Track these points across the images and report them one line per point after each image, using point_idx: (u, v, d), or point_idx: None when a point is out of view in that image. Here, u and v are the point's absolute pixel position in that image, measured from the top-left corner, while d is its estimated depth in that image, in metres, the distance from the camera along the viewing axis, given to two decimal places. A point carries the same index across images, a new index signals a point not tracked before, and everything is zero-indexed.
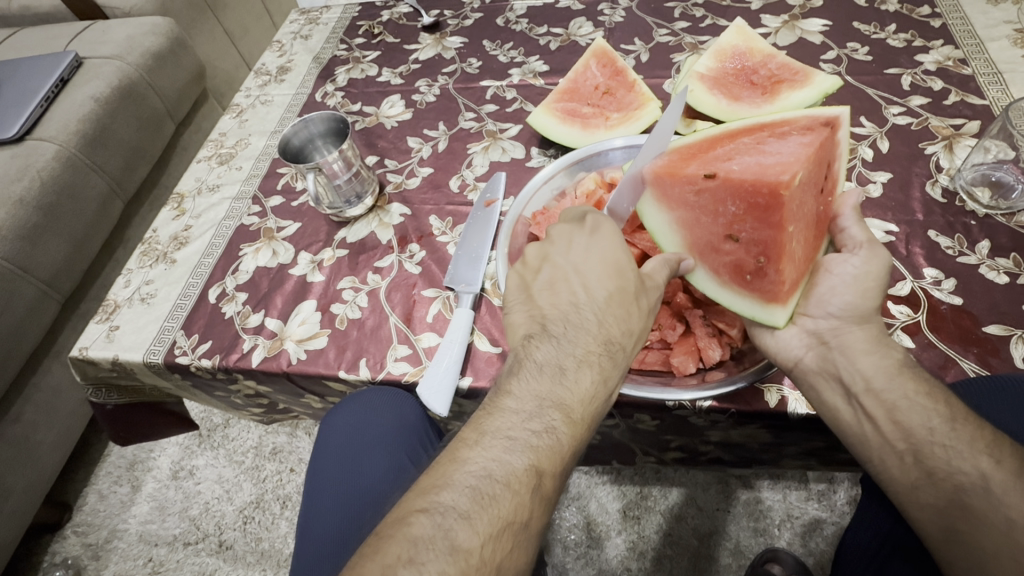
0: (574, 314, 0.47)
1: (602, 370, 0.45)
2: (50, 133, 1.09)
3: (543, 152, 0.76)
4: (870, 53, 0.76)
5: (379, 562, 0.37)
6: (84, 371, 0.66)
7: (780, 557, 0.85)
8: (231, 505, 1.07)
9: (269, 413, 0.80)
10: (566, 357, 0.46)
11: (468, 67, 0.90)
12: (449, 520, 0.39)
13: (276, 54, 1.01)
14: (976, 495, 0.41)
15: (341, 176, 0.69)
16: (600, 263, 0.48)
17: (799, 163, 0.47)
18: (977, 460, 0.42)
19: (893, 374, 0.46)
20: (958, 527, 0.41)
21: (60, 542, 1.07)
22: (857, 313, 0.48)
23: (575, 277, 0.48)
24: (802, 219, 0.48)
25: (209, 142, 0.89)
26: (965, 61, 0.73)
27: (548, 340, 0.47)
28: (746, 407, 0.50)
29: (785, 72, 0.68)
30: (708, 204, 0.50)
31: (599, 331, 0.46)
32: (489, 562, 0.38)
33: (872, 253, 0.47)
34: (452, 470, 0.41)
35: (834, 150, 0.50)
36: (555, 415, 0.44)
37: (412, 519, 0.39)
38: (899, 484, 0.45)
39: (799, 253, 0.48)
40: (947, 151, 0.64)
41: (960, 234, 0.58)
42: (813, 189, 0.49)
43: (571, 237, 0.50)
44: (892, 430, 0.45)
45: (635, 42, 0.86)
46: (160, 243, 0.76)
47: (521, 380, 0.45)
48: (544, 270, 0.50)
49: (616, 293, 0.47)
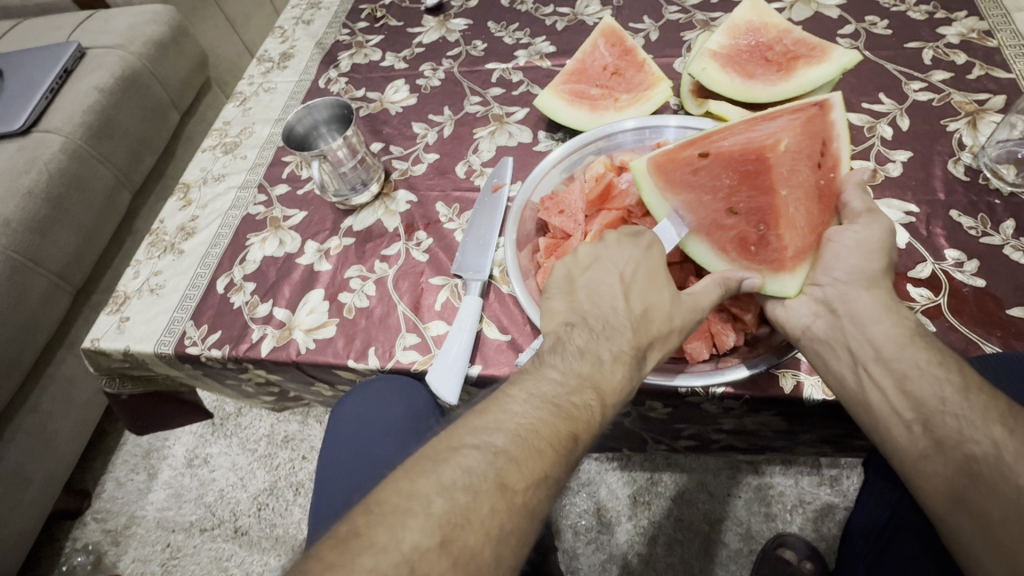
0: (612, 314, 0.46)
1: (629, 369, 0.44)
2: (55, 125, 1.08)
3: (551, 136, 0.75)
4: (890, 26, 0.73)
5: (433, 480, 0.36)
6: (96, 362, 0.67)
7: (791, 542, 0.84)
8: (245, 492, 1.08)
9: (281, 401, 0.81)
10: (600, 344, 0.44)
11: (473, 50, 0.88)
12: (503, 462, 0.37)
13: (278, 40, 0.99)
14: (986, 463, 0.40)
15: (346, 163, 0.68)
16: (651, 276, 0.46)
17: (785, 132, 0.51)
18: (989, 429, 0.40)
19: (904, 344, 0.44)
20: (966, 495, 0.40)
21: (80, 529, 1.09)
22: (864, 276, 0.46)
23: (621, 285, 0.46)
24: (799, 190, 0.50)
25: (214, 131, 0.88)
26: (991, 33, 0.70)
27: (586, 332, 0.45)
28: (762, 393, 0.49)
29: (801, 48, 0.66)
30: (707, 180, 0.52)
31: (633, 329, 0.45)
32: (529, 505, 0.37)
33: (872, 220, 0.47)
34: (499, 416, 0.40)
35: (827, 127, 0.51)
36: (590, 394, 0.42)
37: (466, 451, 0.37)
38: (904, 454, 0.43)
39: (801, 223, 0.49)
40: (970, 128, 0.62)
41: (984, 214, 0.56)
42: (808, 160, 0.51)
43: (625, 242, 0.48)
44: (901, 399, 0.44)
45: (645, 20, 0.83)
46: (167, 234, 0.76)
47: (562, 356, 0.44)
48: (592, 267, 0.49)
49: (657, 299, 0.46)
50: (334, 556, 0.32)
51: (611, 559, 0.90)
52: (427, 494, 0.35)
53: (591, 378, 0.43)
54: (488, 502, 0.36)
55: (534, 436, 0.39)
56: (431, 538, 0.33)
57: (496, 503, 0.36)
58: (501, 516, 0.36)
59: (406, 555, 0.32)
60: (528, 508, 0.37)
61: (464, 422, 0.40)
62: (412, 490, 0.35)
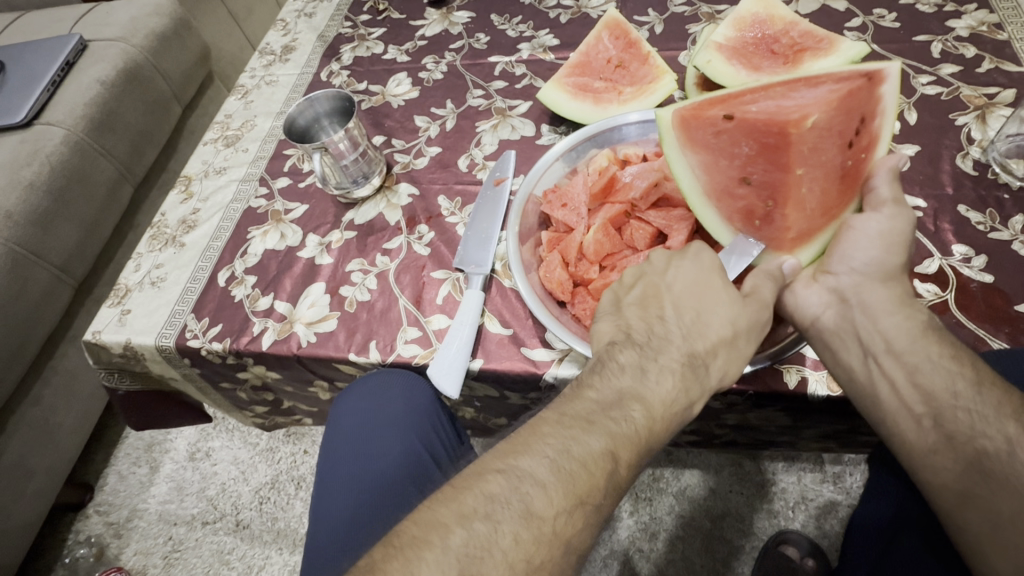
0: (661, 327, 0.45)
1: (684, 380, 0.43)
2: (57, 118, 1.08)
3: (554, 129, 0.74)
4: (898, 19, 0.73)
5: (455, 510, 0.36)
6: (97, 355, 0.67)
7: (793, 538, 0.84)
8: (247, 485, 1.08)
9: (271, 414, 0.85)
10: (652, 361, 0.43)
11: (476, 43, 0.87)
12: (527, 486, 0.37)
13: (280, 33, 0.98)
14: (997, 459, 0.39)
15: (347, 156, 0.68)
16: (700, 287, 0.45)
17: (819, 107, 0.48)
18: (1002, 425, 0.39)
19: (916, 337, 0.44)
20: (975, 491, 0.40)
21: (83, 521, 1.09)
22: (881, 270, 0.46)
23: (669, 300, 0.46)
24: (821, 170, 0.48)
25: (215, 124, 0.87)
26: (1001, 26, 0.69)
27: (633, 348, 0.44)
28: (765, 388, 0.49)
29: (808, 40, 0.65)
30: (726, 145, 0.52)
31: (688, 344, 0.44)
32: (560, 533, 0.37)
33: (897, 211, 0.45)
34: (532, 439, 0.39)
35: (875, 100, 0.48)
36: (634, 404, 0.41)
37: (489, 477, 0.37)
38: (912, 448, 0.43)
39: (814, 206, 0.48)
40: (979, 122, 0.61)
41: (992, 209, 0.55)
42: (839, 138, 0.48)
43: (672, 258, 0.48)
44: (911, 393, 0.43)
45: (649, 12, 0.82)
46: (169, 227, 0.75)
47: (603, 376, 0.43)
48: (637, 286, 0.48)
49: (712, 308, 0.45)
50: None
51: (612, 554, 0.90)
52: (445, 523, 0.35)
53: (636, 393, 0.42)
54: (510, 531, 0.35)
55: (565, 457, 0.38)
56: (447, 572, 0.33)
57: (519, 532, 0.36)
58: (526, 546, 0.35)
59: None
60: (560, 537, 0.37)
61: (490, 450, 0.40)
62: (432, 520, 0.36)
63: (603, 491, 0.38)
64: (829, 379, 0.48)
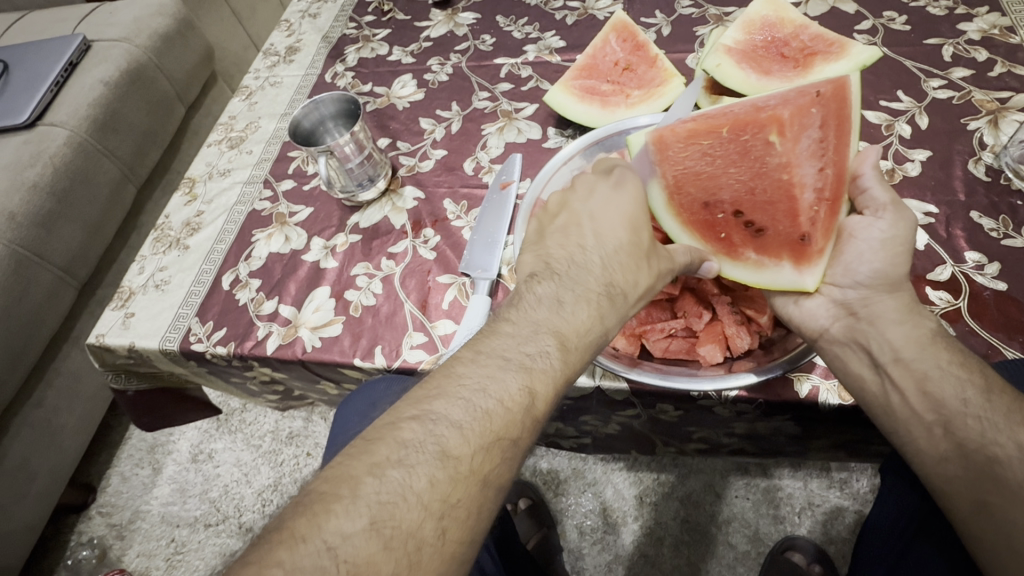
0: (579, 255, 0.47)
1: (599, 307, 0.44)
2: (61, 119, 1.08)
3: (560, 133, 0.74)
4: (908, 22, 0.72)
5: (366, 461, 0.34)
6: (101, 358, 0.66)
7: (799, 544, 0.84)
8: (249, 488, 1.08)
9: (281, 407, 0.83)
10: (569, 291, 0.44)
11: (482, 44, 0.86)
12: (442, 428, 0.36)
13: (284, 33, 0.98)
14: (1012, 468, 0.38)
15: (353, 160, 0.67)
16: (619, 218, 0.47)
17: (782, 200, 0.48)
18: (1013, 432, 0.39)
19: (925, 345, 0.44)
20: (990, 499, 0.39)
21: (85, 522, 1.09)
22: (888, 281, 0.45)
23: (589, 233, 0.47)
24: (715, 182, 0.51)
25: (219, 126, 0.87)
26: (1013, 29, 0.68)
27: (551, 278, 0.46)
28: (775, 397, 0.49)
29: (818, 44, 0.64)
30: (745, 125, 0.50)
31: (607, 275, 0.45)
32: (478, 472, 0.36)
33: (897, 216, 0.44)
34: (446, 384, 0.39)
35: (775, 250, 0.47)
36: (530, 333, 0.42)
37: (402, 424, 0.36)
38: (925, 456, 0.43)
39: (681, 173, 0.51)
40: (991, 127, 0.61)
41: (1005, 216, 0.55)
42: (739, 215, 0.50)
43: (598, 196, 0.49)
44: (920, 401, 0.43)
45: (656, 14, 0.82)
46: (172, 229, 0.75)
47: (521, 310, 0.44)
48: (562, 216, 0.50)
49: (629, 244, 0.46)
50: (253, 553, 0.30)
51: (616, 559, 0.89)
52: (356, 476, 0.34)
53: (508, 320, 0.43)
54: (426, 474, 0.34)
55: (480, 397, 0.38)
56: (358, 521, 0.32)
57: (435, 474, 0.35)
58: (442, 487, 0.34)
59: (327, 542, 0.31)
60: (478, 475, 0.36)
61: (400, 403, 0.39)
62: (341, 474, 0.34)
63: (522, 428, 0.38)
64: (839, 388, 0.48)
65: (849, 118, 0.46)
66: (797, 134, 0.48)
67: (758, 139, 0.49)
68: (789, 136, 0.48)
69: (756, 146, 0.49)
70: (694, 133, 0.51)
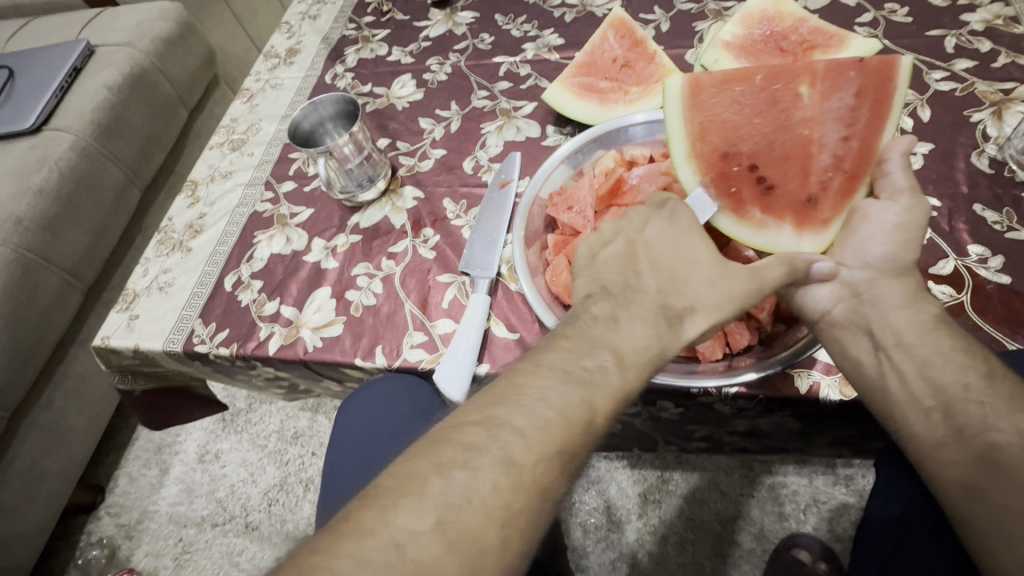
0: (634, 280, 0.46)
1: (656, 327, 0.43)
2: (66, 123, 1.09)
3: (560, 130, 0.74)
4: (910, 13, 0.71)
5: (432, 460, 0.36)
6: (107, 360, 0.67)
7: (803, 542, 0.83)
8: (255, 487, 1.09)
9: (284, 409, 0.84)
10: (626, 309, 0.44)
11: (481, 43, 0.86)
12: (505, 434, 0.37)
13: (285, 35, 0.98)
14: (1010, 452, 0.39)
15: (352, 160, 0.68)
16: (677, 247, 0.46)
17: (798, 158, 0.50)
18: (1014, 417, 0.39)
19: (927, 331, 0.44)
20: (980, 484, 0.39)
21: (95, 523, 1.10)
22: (895, 264, 0.45)
23: (646, 259, 0.46)
24: (739, 132, 0.51)
25: (221, 128, 0.88)
26: (1016, 19, 0.67)
27: (607, 299, 0.45)
28: (776, 393, 0.48)
29: (817, 38, 0.64)
30: (779, 79, 0.51)
31: (663, 296, 0.45)
32: (538, 482, 0.37)
33: (912, 202, 0.45)
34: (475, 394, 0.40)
35: (783, 207, 0.49)
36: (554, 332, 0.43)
37: (467, 429, 0.38)
38: (921, 442, 0.43)
39: (707, 121, 0.51)
40: (995, 118, 0.60)
41: (1009, 209, 0.54)
42: (758, 167, 0.50)
43: (650, 214, 0.48)
44: (921, 386, 0.43)
45: (655, 10, 0.82)
46: (175, 231, 0.75)
47: (578, 327, 0.43)
48: (613, 240, 0.49)
49: (687, 267, 0.45)
50: (323, 541, 0.32)
51: (621, 557, 0.89)
52: (422, 473, 0.35)
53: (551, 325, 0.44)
54: (489, 479, 0.36)
55: (543, 408, 0.39)
56: (426, 520, 0.33)
57: (498, 479, 0.36)
58: (505, 493, 0.35)
59: (397, 538, 0.32)
60: (537, 485, 0.37)
61: (464, 406, 0.40)
62: (409, 471, 0.35)
63: (578, 444, 0.39)
64: (842, 383, 0.47)
65: (886, 100, 0.47)
66: (828, 91, 0.49)
67: (789, 91, 0.51)
68: (817, 90, 0.50)
69: (784, 99, 0.51)
70: (727, 80, 0.52)
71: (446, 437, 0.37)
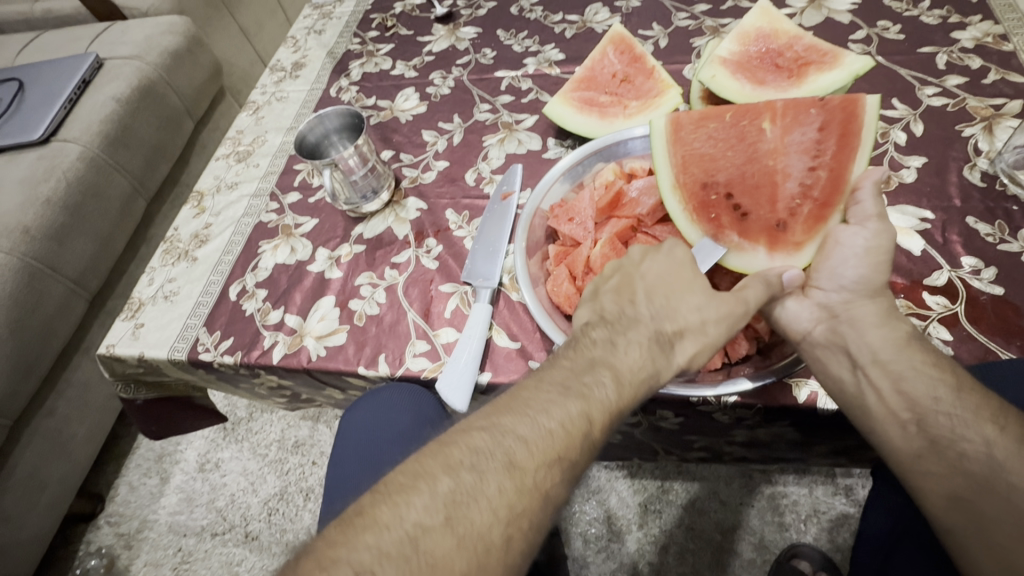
0: (630, 309, 0.47)
1: (650, 352, 0.44)
2: (74, 135, 1.11)
3: (560, 143, 0.75)
4: (902, 31, 0.73)
5: (441, 461, 0.37)
6: (111, 368, 0.68)
7: (804, 552, 0.83)
8: (256, 497, 1.09)
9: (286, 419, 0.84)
10: (623, 335, 0.45)
11: (483, 58, 0.88)
12: (510, 440, 0.38)
13: (291, 49, 1.00)
14: (979, 463, 0.40)
15: (358, 171, 0.69)
16: (673, 278, 0.47)
17: (767, 189, 0.52)
18: (981, 427, 0.41)
19: (900, 347, 0.45)
20: (964, 495, 0.40)
21: (94, 532, 1.10)
22: (869, 287, 0.46)
23: (641, 288, 0.47)
24: (715, 164, 0.54)
25: (227, 140, 0.89)
26: (1006, 37, 0.69)
27: (604, 326, 0.46)
28: (774, 402, 0.48)
29: (811, 55, 0.65)
30: (750, 117, 0.54)
31: (657, 321, 0.46)
32: (540, 486, 0.37)
33: (881, 227, 0.46)
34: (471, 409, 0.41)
35: (757, 233, 0.50)
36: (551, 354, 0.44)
37: (473, 432, 0.38)
38: (900, 454, 0.44)
39: (687, 154, 0.54)
40: (986, 133, 0.61)
41: (1001, 220, 0.55)
42: (732, 197, 0.53)
43: (647, 251, 0.49)
44: (897, 400, 0.44)
45: (654, 26, 0.84)
46: (181, 241, 0.77)
47: (578, 350, 0.44)
48: (613, 275, 0.49)
49: (681, 293, 0.46)
50: (339, 534, 0.34)
51: (621, 568, 0.89)
52: (431, 472, 0.36)
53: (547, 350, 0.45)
54: (495, 481, 0.36)
55: (546, 418, 0.39)
56: (436, 516, 0.35)
57: (503, 482, 0.37)
58: (509, 495, 0.36)
59: (409, 531, 0.34)
60: (539, 490, 0.37)
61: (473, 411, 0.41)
62: (419, 469, 0.37)
63: (575, 452, 0.39)
64: None
65: (850, 133, 0.50)
66: (792, 125, 0.52)
67: (756, 126, 0.53)
68: (781, 125, 0.53)
69: (755, 134, 0.53)
70: (704, 117, 0.55)
71: (454, 439, 0.38)
